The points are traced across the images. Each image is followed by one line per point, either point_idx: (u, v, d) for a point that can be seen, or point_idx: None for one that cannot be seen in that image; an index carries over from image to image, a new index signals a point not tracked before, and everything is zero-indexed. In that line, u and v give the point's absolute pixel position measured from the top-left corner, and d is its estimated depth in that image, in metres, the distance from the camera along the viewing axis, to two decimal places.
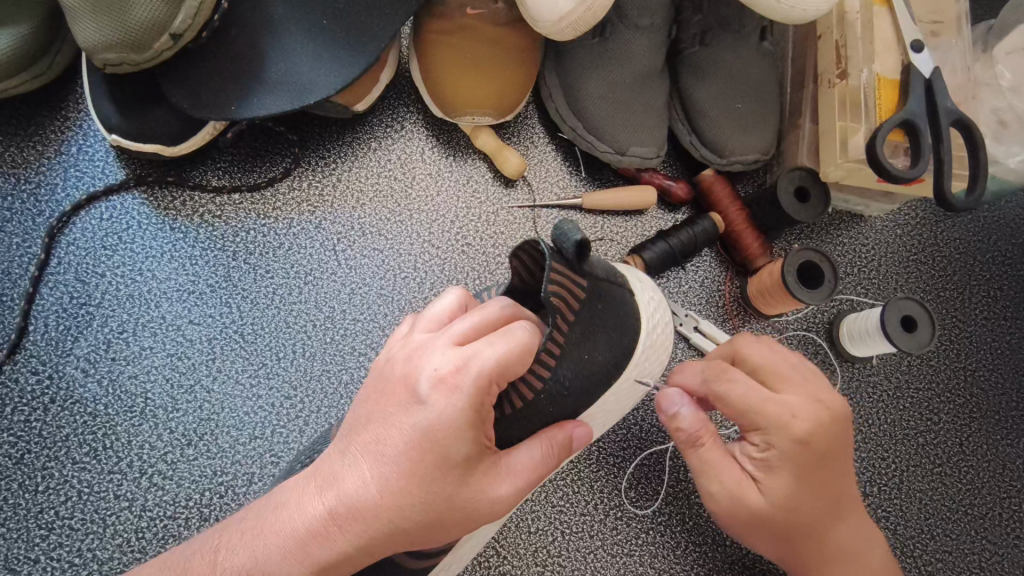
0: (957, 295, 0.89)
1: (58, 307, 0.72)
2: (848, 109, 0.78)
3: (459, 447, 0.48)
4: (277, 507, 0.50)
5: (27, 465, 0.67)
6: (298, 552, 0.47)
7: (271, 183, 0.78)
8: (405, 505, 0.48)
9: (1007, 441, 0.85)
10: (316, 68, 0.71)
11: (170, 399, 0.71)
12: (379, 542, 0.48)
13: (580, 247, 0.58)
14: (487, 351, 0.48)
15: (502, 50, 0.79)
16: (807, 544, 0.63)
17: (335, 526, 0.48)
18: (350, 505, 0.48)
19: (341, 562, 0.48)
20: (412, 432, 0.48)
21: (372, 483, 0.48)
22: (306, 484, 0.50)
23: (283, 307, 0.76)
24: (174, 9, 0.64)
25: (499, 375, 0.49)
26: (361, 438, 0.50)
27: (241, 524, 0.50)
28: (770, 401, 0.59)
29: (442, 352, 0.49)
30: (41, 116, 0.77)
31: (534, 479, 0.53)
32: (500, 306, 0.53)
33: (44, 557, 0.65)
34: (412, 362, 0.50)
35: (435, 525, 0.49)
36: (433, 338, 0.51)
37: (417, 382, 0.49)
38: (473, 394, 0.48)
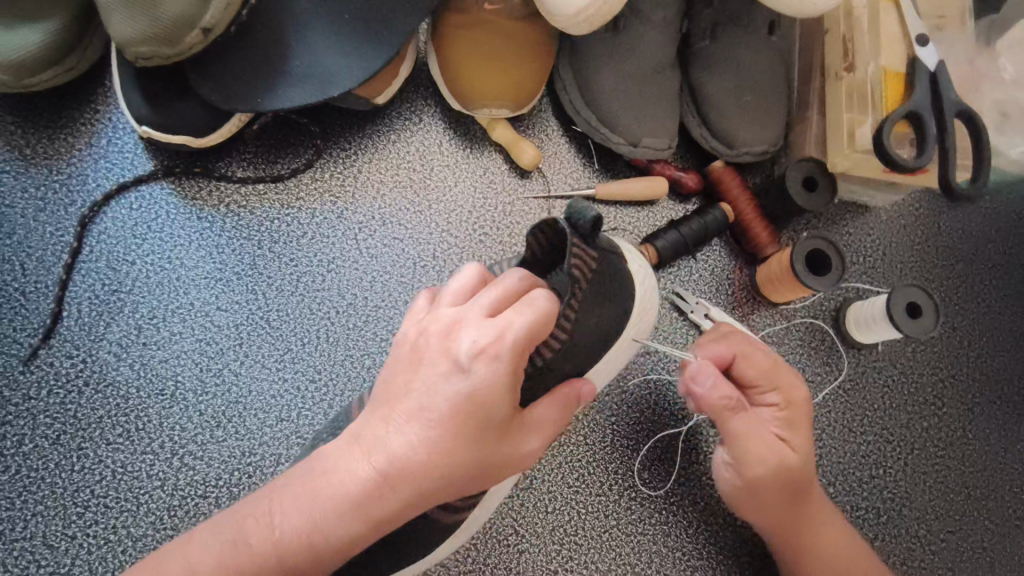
0: (960, 283, 0.92)
1: (91, 292, 0.74)
2: (856, 101, 0.80)
3: (500, 409, 0.52)
4: (324, 472, 0.52)
5: (63, 445, 0.70)
6: (352, 512, 0.50)
7: (295, 174, 0.81)
8: (451, 463, 0.51)
9: (1010, 425, 0.87)
10: (339, 61, 0.73)
11: (200, 382, 0.74)
12: (428, 495, 0.52)
13: (595, 225, 0.61)
14: (519, 320, 0.50)
15: (518, 43, 0.81)
16: (807, 512, 0.69)
17: (387, 486, 0.51)
18: (400, 466, 0.51)
19: (391, 516, 0.51)
20: (456, 397, 0.50)
21: (419, 446, 0.51)
22: (348, 448, 0.52)
23: (307, 294, 0.78)
24: (204, 5, 0.66)
25: (531, 341, 0.51)
26: (401, 405, 0.52)
27: (290, 488, 0.51)
28: (783, 367, 0.71)
29: (476, 325, 0.51)
30: (72, 108, 0.79)
31: (554, 433, 0.58)
32: (515, 276, 0.54)
33: (82, 534, 0.68)
34: (447, 337, 0.52)
35: (479, 476, 0.53)
36: (462, 313, 0.52)
37: (456, 354, 0.51)
38: (513, 360, 0.50)
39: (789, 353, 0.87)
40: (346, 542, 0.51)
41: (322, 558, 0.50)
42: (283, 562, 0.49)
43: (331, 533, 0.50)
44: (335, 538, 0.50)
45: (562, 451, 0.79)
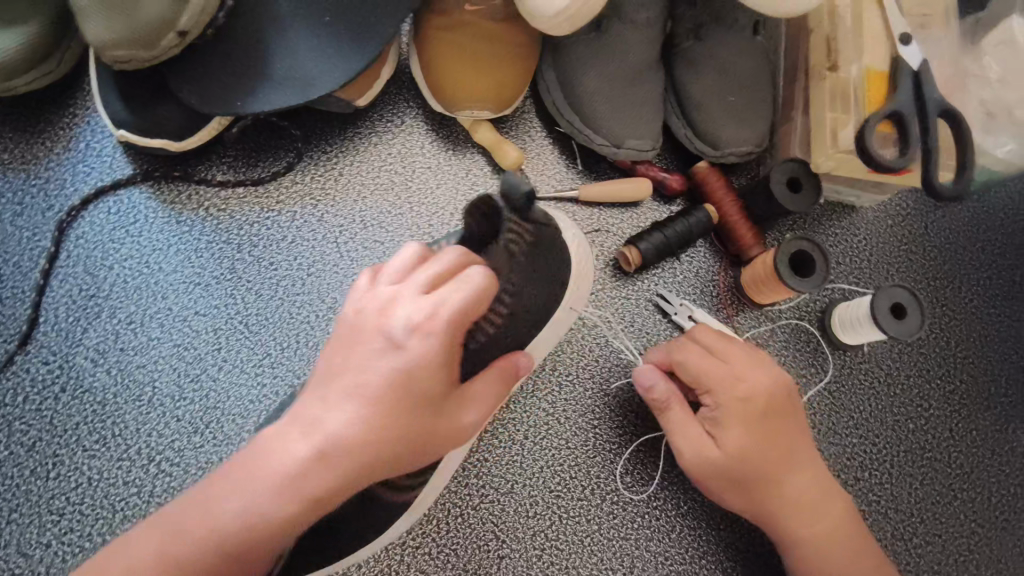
0: (947, 284, 0.91)
1: (68, 298, 0.74)
2: (839, 101, 0.80)
3: (438, 382, 0.52)
4: (262, 454, 0.51)
5: (39, 452, 0.70)
6: (288, 492, 0.50)
7: (275, 177, 0.80)
8: (389, 440, 0.52)
9: (997, 426, 0.87)
10: (317, 64, 0.72)
11: (177, 388, 0.73)
12: (369, 472, 0.52)
13: (530, 197, 0.59)
14: (455, 297, 0.50)
15: (499, 44, 0.80)
16: (778, 500, 0.67)
17: (325, 463, 0.50)
18: (339, 444, 0.50)
19: (330, 496, 0.51)
20: (395, 372, 0.51)
21: (359, 421, 0.51)
22: (288, 428, 0.52)
23: (287, 298, 0.77)
24: (181, 8, 0.66)
25: (466, 318, 0.51)
26: (338, 381, 0.52)
27: (229, 473, 0.51)
28: (721, 364, 0.70)
29: (412, 300, 0.51)
30: (50, 112, 0.79)
31: (493, 403, 0.60)
32: (452, 251, 0.54)
33: (57, 542, 0.67)
34: (382, 312, 0.52)
35: (420, 448, 0.54)
36: (400, 289, 0.52)
37: (393, 330, 0.51)
38: (449, 336, 0.51)
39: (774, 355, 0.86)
40: (285, 523, 0.50)
41: (260, 539, 0.50)
42: (220, 544, 0.49)
43: (268, 512, 0.50)
44: (274, 518, 0.50)
45: (543, 454, 0.78)
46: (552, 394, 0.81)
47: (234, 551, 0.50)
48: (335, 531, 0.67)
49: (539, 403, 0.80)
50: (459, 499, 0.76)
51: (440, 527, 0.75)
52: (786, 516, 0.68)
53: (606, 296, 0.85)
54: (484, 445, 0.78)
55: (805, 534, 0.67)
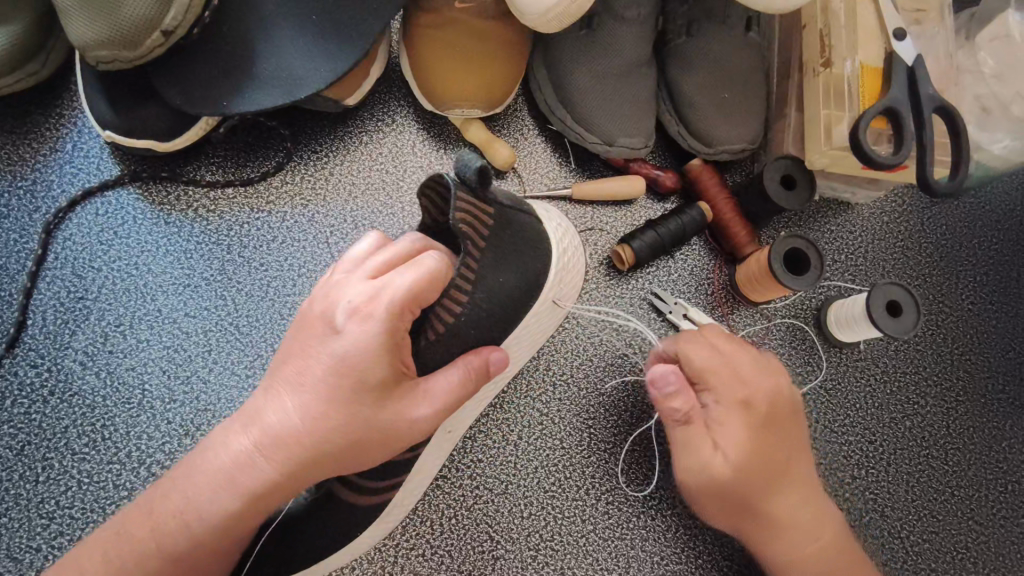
0: (943, 280, 0.90)
1: (56, 301, 0.73)
2: (833, 98, 0.79)
3: (374, 371, 0.53)
4: (207, 450, 0.56)
5: (28, 456, 0.69)
6: (227, 486, 0.53)
7: (264, 177, 0.80)
8: (326, 431, 0.53)
9: (994, 423, 0.86)
10: (305, 63, 0.72)
11: (167, 390, 0.73)
12: (305, 465, 0.54)
13: (483, 174, 0.59)
14: (401, 280, 0.53)
15: (489, 41, 0.79)
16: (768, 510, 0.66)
17: (261, 457, 0.53)
18: (275, 434, 0.53)
19: (267, 491, 0.54)
20: (331, 359, 0.53)
21: (295, 413, 0.54)
22: (231, 424, 0.56)
23: (278, 299, 0.77)
24: (165, 7, 0.65)
25: (413, 301, 0.54)
26: (280, 373, 0.55)
27: (176, 472, 0.56)
28: (723, 367, 0.66)
29: (355, 285, 0.55)
30: (37, 113, 0.78)
31: (453, 400, 0.58)
32: (407, 241, 0.59)
33: (47, 546, 0.67)
34: (328, 298, 0.55)
35: (359, 445, 0.54)
36: (348, 276, 0.56)
37: (336, 315, 0.54)
38: (387, 319, 0.53)
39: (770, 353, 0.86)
40: (225, 518, 0.53)
41: (203, 535, 0.54)
42: (159, 541, 0.53)
43: (206, 509, 0.53)
44: (213, 511, 0.53)
45: (537, 455, 0.78)
46: (545, 394, 0.80)
47: (175, 548, 0.53)
48: (325, 534, 0.66)
49: (532, 403, 0.79)
50: (452, 500, 0.75)
51: (433, 529, 0.75)
52: (774, 525, 0.66)
53: (600, 294, 0.84)
54: (477, 446, 0.77)
55: (794, 543, 0.67)
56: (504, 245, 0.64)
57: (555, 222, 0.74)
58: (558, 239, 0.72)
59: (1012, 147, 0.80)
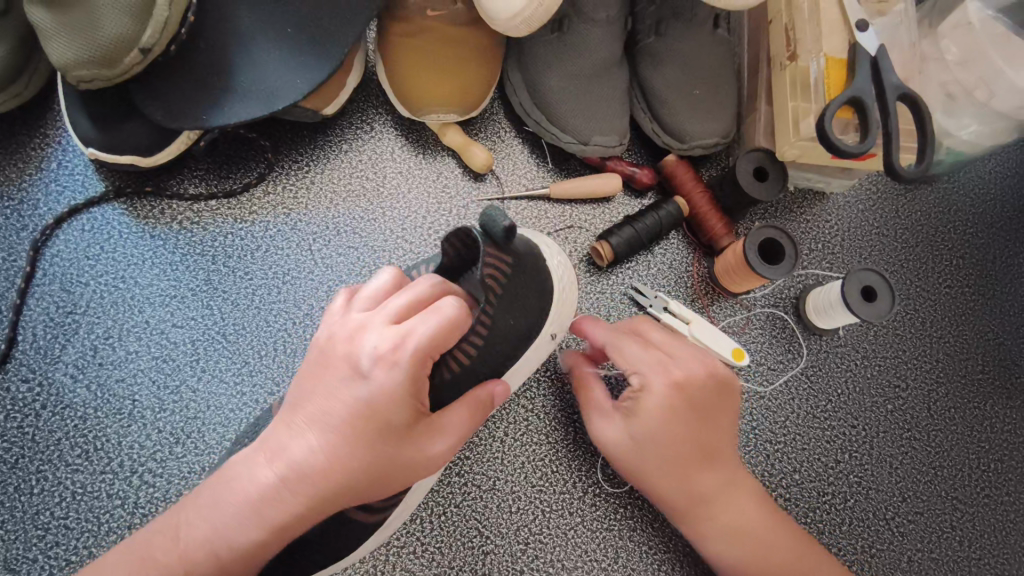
0: (920, 265, 0.92)
1: (45, 316, 0.75)
2: (799, 90, 0.81)
3: (399, 414, 0.55)
4: (229, 481, 0.55)
5: (23, 469, 0.70)
6: (254, 518, 0.53)
7: (247, 188, 0.81)
8: (353, 471, 0.54)
9: (975, 404, 0.88)
10: (281, 74, 0.73)
11: (157, 400, 0.74)
12: (328, 499, 0.54)
13: (509, 232, 0.62)
14: (424, 328, 0.53)
15: (461, 48, 0.81)
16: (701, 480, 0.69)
17: (286, 489, 0.54)
18: (300, 469, 0.54)
19: (294, 522, 0.54)
20: (356, 403, 0.54)
21: (321, 449, 0.54)
22: (253, 455, 0.56)
23: (264, 306, 0.78)
24: (141, 25, 0.67)
25: (432, 348, 0.54)
26: (304, 410, 0.56)
27: (198, 501, 0.55)
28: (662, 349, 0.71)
29: (379, 332, 0.55)
30: (21, 134, 0.80)
31: (463, 438, 0.61)
32: (430, 281, 0.58)
33: (43, 556, 0.68)
34: (352, 341, 0.55)
35: (381, 480, 0.56)
36: (370, 316, 0.56)
37: (361, 359, 0.54)
38: (411, 367, 0.54)
39: (750, 342, 0.87)
40: (250, 549, 0.53)
41: (229, 567, 0.53)
42: (186, 569, 0.52)
43: (231, 538, 0.53)
44: (240, 543, 0.53)
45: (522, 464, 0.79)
46: (530, 391, 0.82)
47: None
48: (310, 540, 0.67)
49: (518, 400, 0.81)
50: (442, 498, 0.77)
51: (423, 526, 0.76)
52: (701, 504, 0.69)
53: (582, 291, 0.86)
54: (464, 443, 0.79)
55: (712, 520, 0.69)
56: (516, 290, 0.67)
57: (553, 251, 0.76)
58: (560, 276, 0.74)
59: (978, 133, 0.82)
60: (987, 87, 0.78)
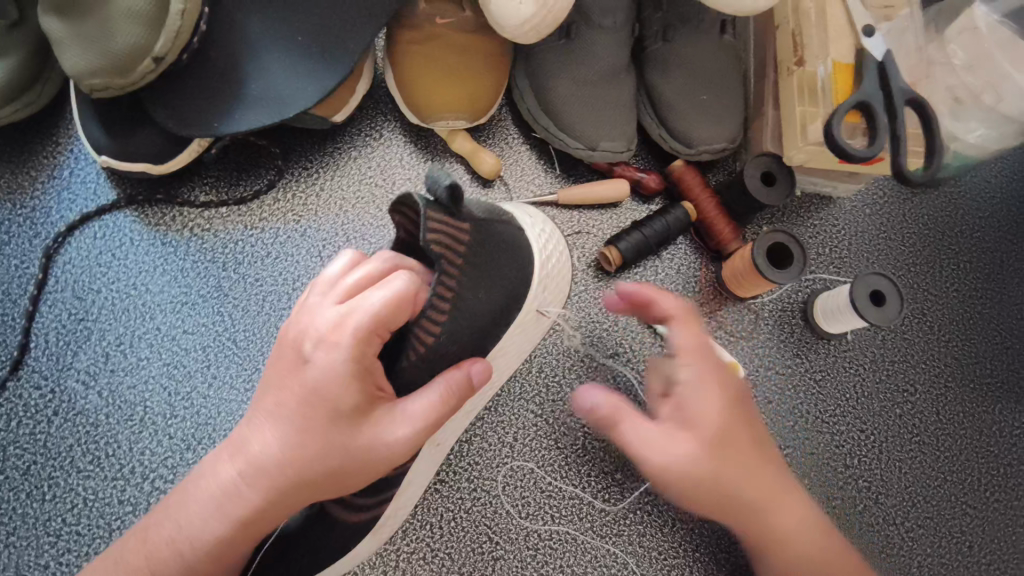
0: (928, 269, 0.92)
1: (57, 323, 0.75)
2: (807, 96, 0.81)
3: (346, 397, 0.54)
4: (195, 481, 0.56)
5: (35, 475, 0.71)
6: (217, 513, 0.54)
7: (256, 195, 0.82)
8: (307, 462, 0.54)
9: (985, 409, 0.87)
10: (291, 83, 0.74)
11: (168, 406, 0.74)
12: (286, 492, 0.54)
13: (454, 193, 0.58)
14: (366, 305, 0.54)
15: (472, 55, 0.82)
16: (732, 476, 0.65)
17: (245, 484, 0.54)
18: (256, 463, 0.54)
19: (259, 514, 0.54)
20: (303, 389, 0.54)
21: (275, 442, 0.54)
22: (220, 452, 0.57)
23: (273, 312, 0.79)
24: (155, 34, 0.67)
25: (379, 325, 0.55)
26: (263, 403, 0.56)
27: (168, 499, 0.57)
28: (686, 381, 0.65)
29: (319, 313, 0.56)
30: (33, 143, 0.80)
31: (433, 423, 0.57)
32: (379, 261, 0.59)
33: (55, 562, 0.68)
34: (300, 324, 0.57)
35: (340, 472, 0.55)
36: (321, 298, 0.58)
37: (306, 342, 0.55)
38: (353, 346, 0.54)
39: (759, 347, 0.87)
40: (216, 545, 0.54)
41: (196, 560, 0.54)
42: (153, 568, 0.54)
43: (196, 537, 0.54)
44: (205, 541, 0.54)
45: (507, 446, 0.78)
46: (539, 396, 0.82)
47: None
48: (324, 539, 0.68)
49: (527, 405, 0.81)
50: (452, 503, 0.77)
51: (433, 532, 0.76)
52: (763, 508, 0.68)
53: (589, 296, 0.86)
54: (473, 449, 0.79)
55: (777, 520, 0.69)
56: (482, 263, 0.64)
57: (539, 227, 0.76)
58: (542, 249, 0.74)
59: (985, 135, 0.82)
60: (995, 92, 0.78)
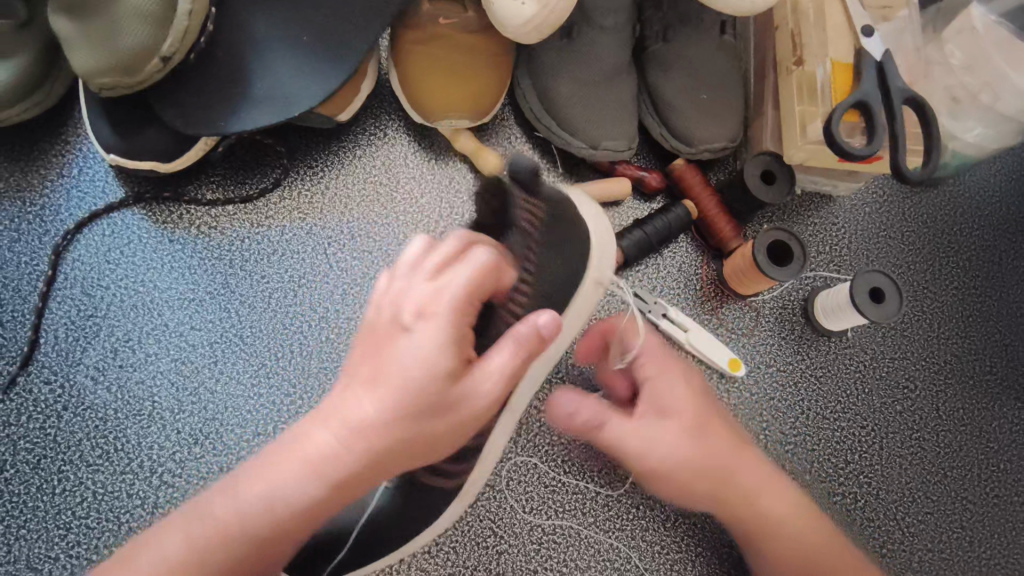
0: (927, 267, 0.93)
1: (67, 319, 0.76)
2: (805, 95, 0.83)
3: (445, 364, 0.53)
4: (286, 444, 0.54)
5: (45, 469, 0.72)
6: (312, 476, 0.52)
7: (263, 193, 0.83)
8: (405, 428, 0.52)
9: (985, 405, 0.88)
10: (298, 82, 0.75)
11: (176, 401, 0.75)
12: (386, 457, 0.53)
13: None
14: (458, 277, 0.54)
15: (474, 55, 0.83)
16: (722, 465, 0.68)
17: (344, 448, 0.52)
18: (354, 427, 0.52)
19: (355, 476, 0.53)
20: (406, 358, 0.52)
21: (372, 407, 0.52)
22: (310, 417, 0.54)
23: (280, 308, 0.80)
24: (162, 34, 0.68)
25: (471, 295, 0.55)
26: (353, 371, 0.54)
27: (255, 464, 0.54)
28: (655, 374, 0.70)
29: (441, 285, 0.54)
30: (42, 141, 0.81)
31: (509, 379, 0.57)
32: (455, 238, 0.58)
33: (64, 555, 0.69)
34: (389, 299, 0.54)
35: (437, 434, 0.54)
36: (405, 272, 0.56)
37: (398, 315, 0.53)
38: (449, 316, 0.53)
39: (760, 344, 0.88)
40: (310, 505, 0.53)
41: (289, 521, 0.53)
42: (243, 529, 0.53)
43: (291, 500, 0.52)
44: (302, 504, 0.53)
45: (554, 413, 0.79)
46: (542, 392, 0.82)
47: (258, 534, 0.53)
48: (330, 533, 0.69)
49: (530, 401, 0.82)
50: None
51: None
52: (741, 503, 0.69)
53: None
54: None
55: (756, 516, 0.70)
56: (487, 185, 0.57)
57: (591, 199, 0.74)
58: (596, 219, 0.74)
59: (983, 135, 0.84)
60: (992, 91, 0.79)
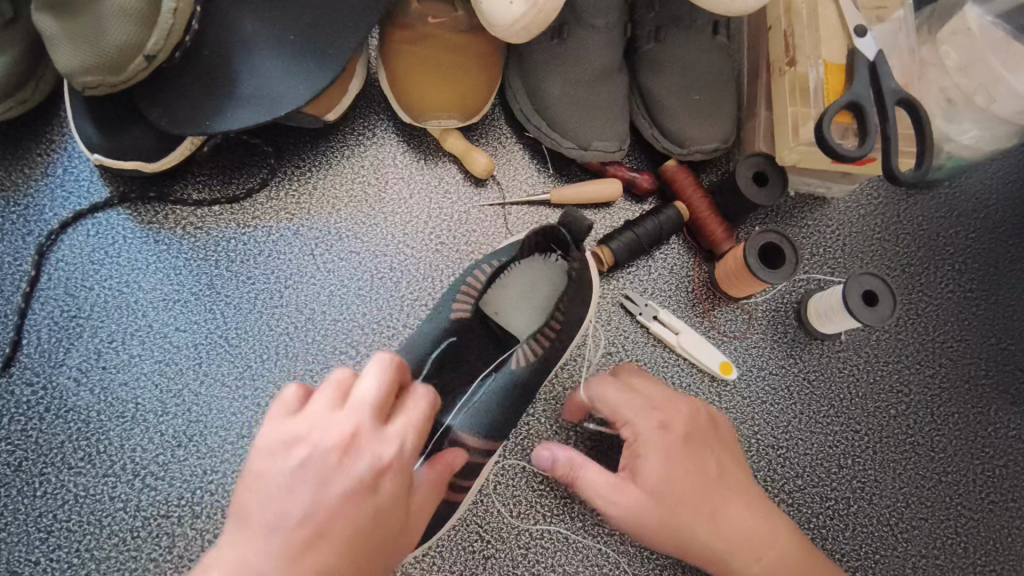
0: (922, 270, 0.92)
1: (50, 320, 0.76)
2: (798, 95, 0.81)
3: (398, 493, 0.50)
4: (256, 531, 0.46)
5: (26, 471, 0.71)
6: (299, 551, 0.46)
7: (250, 193, 0.82)
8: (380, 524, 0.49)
9: (980, 410, 0.87)
10: (284, 81, 0.74)
11: (159, 403, 0.75)
12: (371, 534, 0.49)
13: None
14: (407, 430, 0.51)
15: (463, 55, 0.82)
16: (694, 516, 0.68)
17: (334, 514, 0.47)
18: (335, 499, 0.48)
19: (348, 547, 0.47)
20: (362, 482, 0.48)
21: (354, 481, 0.49)
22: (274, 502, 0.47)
23: (266, 310, 0.79)
24: (146, 31, 0.68)
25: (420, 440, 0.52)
26: (300, 482, 0.48)
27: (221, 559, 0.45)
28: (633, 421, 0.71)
29: (379, 436, 0.50)
30: (27, 140, 0.81)
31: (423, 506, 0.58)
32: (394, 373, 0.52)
33: (45, 558, 0.68)
34: (333, 449, 0.48)
35: (392, 545, 0.51)
36: (344, 421, 0.49)
37: (352, 461, 0.48)
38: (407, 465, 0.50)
39: (752, 348, 0.87)
40: None
41: None
42: None
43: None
44: None
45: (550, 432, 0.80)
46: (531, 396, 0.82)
47: None
48: None
49: None
50: None
51: None
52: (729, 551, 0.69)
53: None
54: None
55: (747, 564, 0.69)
56: None
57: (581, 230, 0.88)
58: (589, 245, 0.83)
59: (978, 137, 0.82)
60: (987, 92, 0.78)
